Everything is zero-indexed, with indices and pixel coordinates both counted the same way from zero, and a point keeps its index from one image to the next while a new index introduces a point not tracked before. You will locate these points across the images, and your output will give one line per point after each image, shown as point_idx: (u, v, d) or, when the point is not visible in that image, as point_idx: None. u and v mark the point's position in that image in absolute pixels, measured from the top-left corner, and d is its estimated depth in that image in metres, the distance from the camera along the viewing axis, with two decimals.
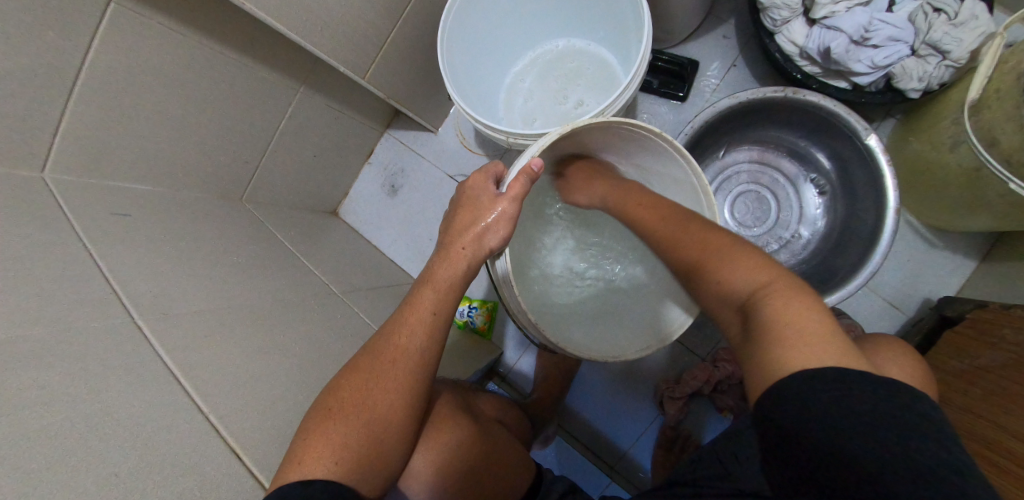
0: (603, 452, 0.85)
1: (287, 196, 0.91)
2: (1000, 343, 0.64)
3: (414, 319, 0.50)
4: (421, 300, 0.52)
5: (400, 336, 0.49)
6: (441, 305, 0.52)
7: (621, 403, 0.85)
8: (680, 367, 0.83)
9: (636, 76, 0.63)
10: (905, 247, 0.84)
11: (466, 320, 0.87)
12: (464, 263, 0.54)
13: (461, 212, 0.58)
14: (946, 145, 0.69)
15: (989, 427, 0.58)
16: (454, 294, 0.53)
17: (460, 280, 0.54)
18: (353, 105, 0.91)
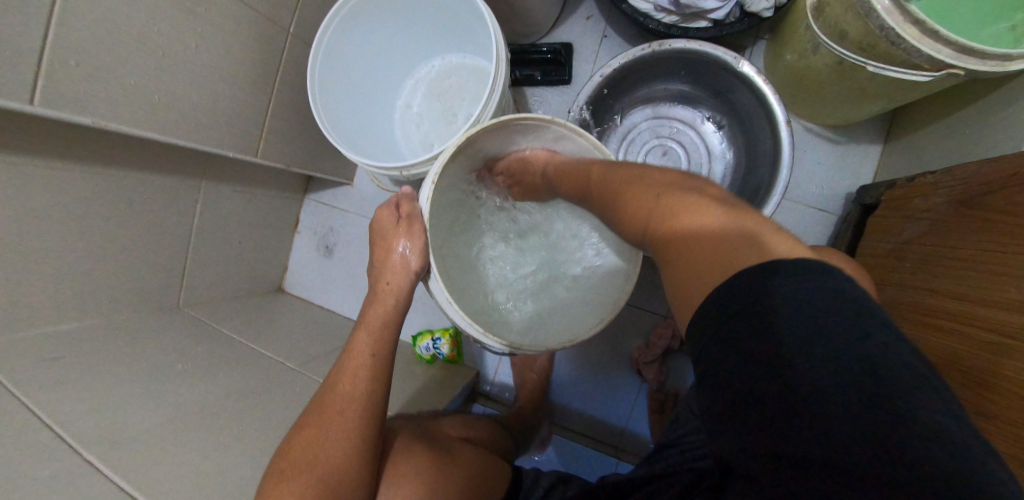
0: (601, 436, 0.85)
1: (226, 287, 0.92)
2: (914, 212, 0.67)
3: (353, 364, 0.51)
4: (356, 344, 0.53)
5: (342, 383, 0.50)
6: (379, 342, 0.53)
7: (604, 383, 0.86)
8: (645, 329, 0.84)
9: (501, 76, 0.65)
10: (814, 151, 0.87)
11: (433, 352, 0.87)
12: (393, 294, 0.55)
13: (377, 251, 0.57)
14: (809, 50, 0.73)
15: (929, 296, 0.60)
16: (388, 328, 0.54)
17: (396, 310, 0.55)
18: (263, 183, 0.93)
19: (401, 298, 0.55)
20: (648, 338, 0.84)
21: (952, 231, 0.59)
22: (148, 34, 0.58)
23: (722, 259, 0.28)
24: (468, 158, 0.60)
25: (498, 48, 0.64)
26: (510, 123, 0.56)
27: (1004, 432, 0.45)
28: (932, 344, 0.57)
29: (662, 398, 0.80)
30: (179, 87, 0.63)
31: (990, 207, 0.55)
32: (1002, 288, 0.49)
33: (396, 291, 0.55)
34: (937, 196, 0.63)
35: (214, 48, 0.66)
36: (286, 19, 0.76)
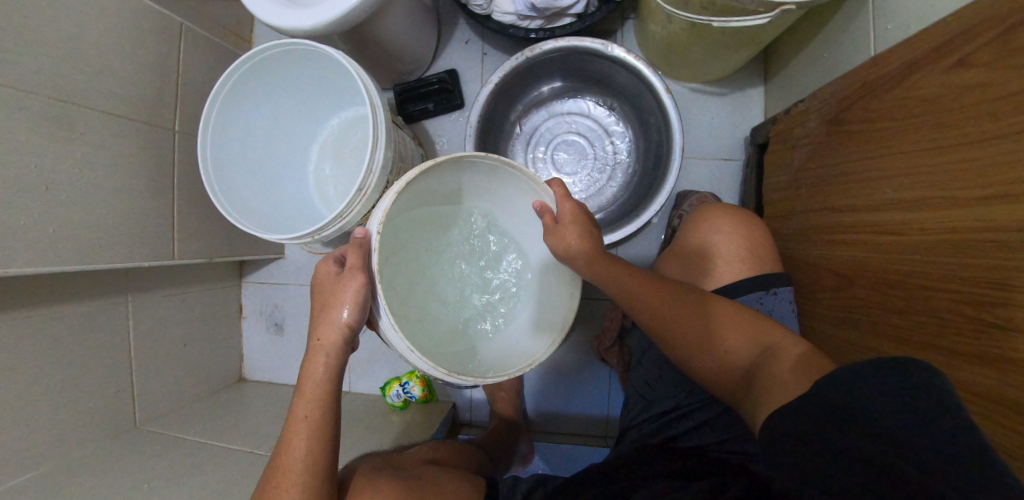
0: (587, 430, 0.88)
1: (183, 391, 0.90)
2: (799, 140, 0.71)
3: (299, 435, 0.50)
4: (298, 414, 0.51)
5: (287, 447, 0.50)
6: (324, 408, 0.51)
7: (577, 380, 0.88)
8: (599, 316, 0.87)
9: (381, 117, 0.66)
10: (705, 107, 0.91)
11: (404, 398, 0.86)
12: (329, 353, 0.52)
13: (317, 309, 0.53)
14: (666, 22, 0.77)
15: (827, 216, 0.63)
16: (332, 384, 0.52)
17: (337, 368, 0.53)
18: (194, 278, 0.92)
19: (341, 357, 0.53)
20: (603, 325, 0.87)
21: (828, 149, 0.64)
22: (26, 172, 0.58)
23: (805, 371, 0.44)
24: (411, 201, 0.60)
25: (369, 93, 0.66)
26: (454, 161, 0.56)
27: (910, 320, 0.49)
28: (835, 257, 0.61)
29: None
30: (75, 213, 0.63)
31: (853, 118, 0.60)
32: (879, 189, 0.54)
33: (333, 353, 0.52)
34: (811, 121, 0.68)
35: (99, 166, 0.67)
36: (169, 118, 0.78)
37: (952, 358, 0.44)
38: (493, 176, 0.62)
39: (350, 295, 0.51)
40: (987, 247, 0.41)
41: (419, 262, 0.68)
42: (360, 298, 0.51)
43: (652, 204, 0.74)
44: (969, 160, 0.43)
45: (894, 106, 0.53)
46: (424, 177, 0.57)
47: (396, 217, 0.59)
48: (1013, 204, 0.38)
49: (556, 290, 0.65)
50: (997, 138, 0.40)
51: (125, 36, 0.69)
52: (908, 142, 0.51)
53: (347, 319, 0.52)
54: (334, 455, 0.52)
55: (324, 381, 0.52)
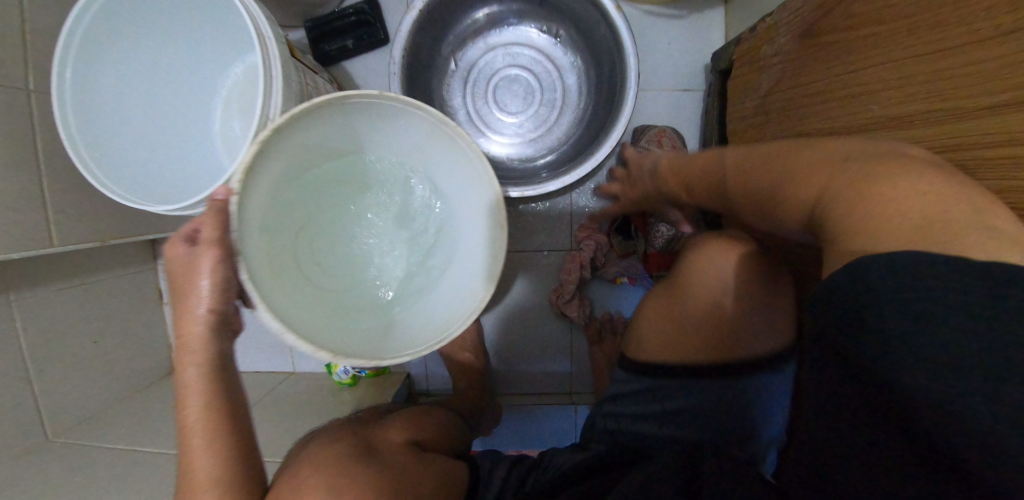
0: (553, 391, 0.85)
1: (101, 394, 0.80)
2: (764, 60, 0.63)
3: (190, 445, 0.43)
4: (186, 425, 0.43)
5: (186, 463, 0.43)
6: (212, 405, 0.43)
7: (538, 338, 0.84)
8: (556, 269, 0.82)
9: (274, 58, 0.54)
10: (663, 31, 0.81)
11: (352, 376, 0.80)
12: (200, 345, 0.43)
13: (175, 297, 0.44)
14: None
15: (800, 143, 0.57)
16: (216, 379, 0.44)
17: (215, 361, 0.44)
18: (93, 267, 0.79)
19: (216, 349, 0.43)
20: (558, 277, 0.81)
21: (802, 67, 0.56)
22: None
23: (908, 230, 0.25)
24: (289, 168, 0.49)
25: (256, 25, 0.53)
26: (331, 103, 0.45)
27: None
28: None
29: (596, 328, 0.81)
30: None
31: (830, 28, 0.51)
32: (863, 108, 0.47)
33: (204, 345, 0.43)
34: (780, 37, 0.60)
35: None
36: (18, 75, 0.60)
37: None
38: (417, 127, 0.52)
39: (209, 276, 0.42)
40: (983, 129, 0.36)
41: (320, 240, 0.56)
42: (223, 278, 0.42)
43: (606, 142, 0.65)
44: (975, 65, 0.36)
45: (879, 8, 0.45)
46: (325, 118, 0.46)
47: (270, 187, 0.48)
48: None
49: (486, 253, 0.54)
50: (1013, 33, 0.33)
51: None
52: (898, 50, 0.43)
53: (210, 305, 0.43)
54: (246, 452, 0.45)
55: (201, 377, 0.43)
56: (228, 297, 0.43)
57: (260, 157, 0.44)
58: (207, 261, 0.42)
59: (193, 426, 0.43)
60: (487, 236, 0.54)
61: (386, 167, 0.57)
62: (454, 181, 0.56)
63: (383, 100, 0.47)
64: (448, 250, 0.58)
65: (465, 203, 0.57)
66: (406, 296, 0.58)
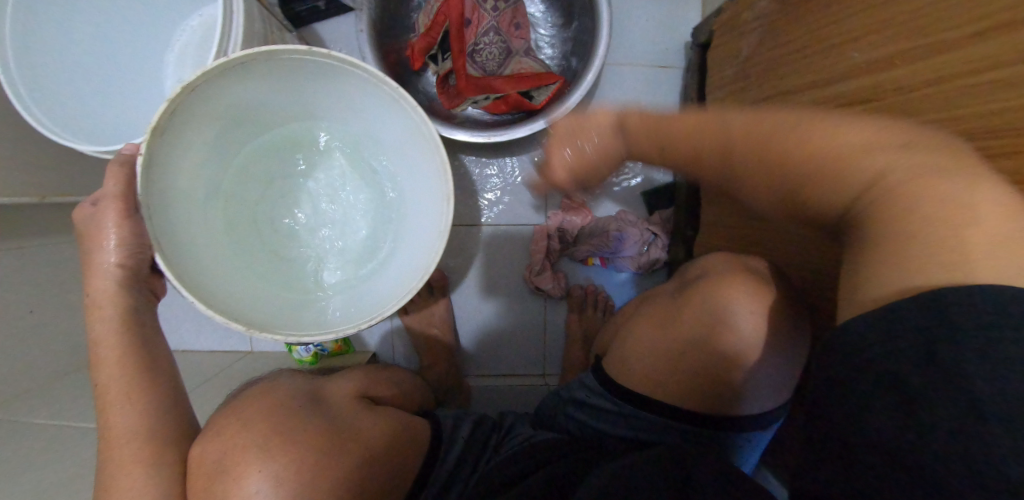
0: (522, 371, 0.89)
1: (31, 368, 0.71)
2: (742, 26, 0.63)
3: (110, 403, 0.43)
4: (103, 387, 0.44)
5: (108, 417, 0.44)
6: (124, 362, 0.45)
7: (508, 317, 0.88)
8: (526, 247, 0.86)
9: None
10: (643, 9, 0.82)
11: (315, 351, 0.80)
12: (107, 303, 0.45)
13: (85, 257, 0.45)
14: None
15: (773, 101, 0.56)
16: (129, 336, 0.45)
17: (127, 318, 0.45)
18: (36, 226, 0.72)
19: (122, 303, 0.45)
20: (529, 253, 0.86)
21: (781, 26, 0.55)
22: None
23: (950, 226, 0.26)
24: (230, 125, 0.53)
25: None
26: (260, 58, 0.46)
27: None
28: None
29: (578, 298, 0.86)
30: None
31: None
32: (846, 55, 0.46)
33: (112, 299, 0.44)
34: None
35: None
36: None
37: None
38: (340, 79, 0.52)
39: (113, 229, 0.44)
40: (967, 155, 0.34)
41: (273, 197, 0.62)
42: (127, 233, 0.45)
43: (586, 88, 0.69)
44: None
45: None
46: (245, 79, 0.48)
47: (210, 144, 0.52)
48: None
49: (427, 225, 0.56)
50: None
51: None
52: None
53: (114, 261, 0.45)
54: (171, 408, 0.46)
55: (113, 330, 0.45)
56: (134, 251, 0.45)
57: (187, 117, 0.46)
58: (110, 215, 0.44)
59: (103, 384, 0.44)
60: (428, 210, 0.56)
61: (339, 124, 0.60)
62: (398, 142, 0.58)
63: (315, 57, 0.47)
64: (396, 220, 0.62)
65: (412, 161, 0.58)
66: (355, 262, 0.62)
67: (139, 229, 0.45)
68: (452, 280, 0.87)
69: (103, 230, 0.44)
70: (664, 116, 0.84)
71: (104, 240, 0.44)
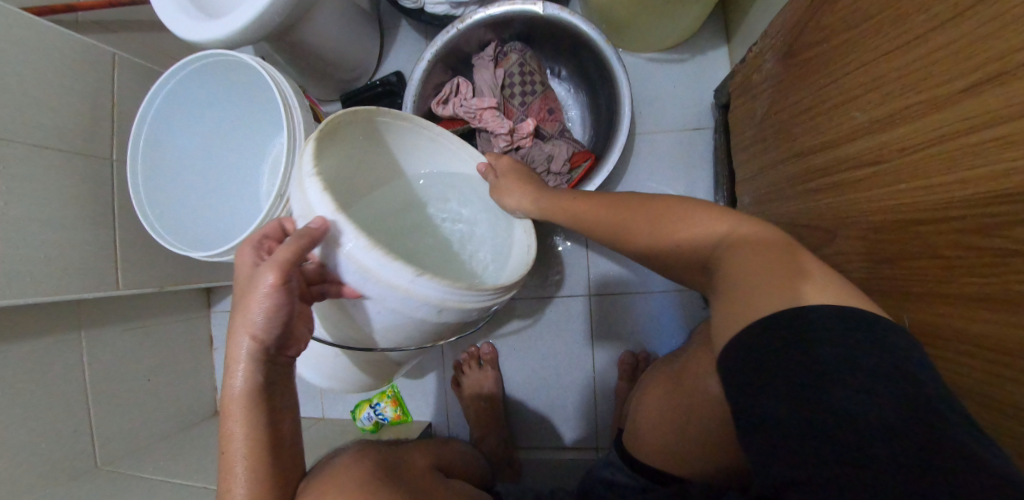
0: (573, 442, 0.89)
1: (150, 428, 0.87)
2: (754, 88, 0.63)
3: (229, 474, 0.43)
4: (230, 441, 0.43)
5: (229, 476, 0.43)
6: (247, 444, 0.43)
7: (554, 385, 0.90)
8: (568, 313, 0.89)
9: (292, 112, 0.63)
10: (665, 77, 0.84)
11: (377, 418, 0.92)
12: (237, 373, 0.43)
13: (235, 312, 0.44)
14: None
15: (789, 158, 0.55)
16: (261, 398, 0.43)
17: (261, 384, 0.44)
18: (161, 308, 0.91)
19: (262, 374, 0.44)
20: (572, 320, 0.89)
21: (790, 86, 0.54)
22: None
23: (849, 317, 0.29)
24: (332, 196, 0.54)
25: (283, 95, 0.63)
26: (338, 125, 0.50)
27: (916, 276, 0.37)
28: (803, 209, 0.52)
29: (635, 362, 0.85)
30: (13, 248, 0.62)
31: (807, 45, 0.51)
32: (848, 116, 0.44)
33: (246, 370, 0.43)
34: (766, 62, 0.59)
35: (23, 196, 0.63)
36: (104, 148, 0.74)
37: (975, 317, 0.32)
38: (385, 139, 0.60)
39: (272, 303, 0.42)
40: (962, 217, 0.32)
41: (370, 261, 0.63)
42: (281, 304, 0.43)
43: (609, 161, 0.74)
44: (958, 39, 0.33)
45: (846, 15, 0.44)
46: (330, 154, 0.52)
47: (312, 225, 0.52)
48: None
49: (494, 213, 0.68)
50: (980, 6, 0.31)
51: (44, 59, 0.65)
52: (871, 51, 0.41)
53: (253, 335, 0.43)
54: (277, 498, 0.45)
55: (241, 405, 0.43)
56: (283, 325, 0.44)
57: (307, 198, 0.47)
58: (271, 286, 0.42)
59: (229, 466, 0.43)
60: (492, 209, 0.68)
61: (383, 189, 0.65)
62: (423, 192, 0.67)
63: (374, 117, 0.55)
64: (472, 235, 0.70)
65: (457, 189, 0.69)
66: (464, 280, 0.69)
67: (289, 305, 0.43)
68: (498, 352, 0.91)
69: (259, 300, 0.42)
70: (699, 176, 0.83)
71: (257, 309, 0.42)
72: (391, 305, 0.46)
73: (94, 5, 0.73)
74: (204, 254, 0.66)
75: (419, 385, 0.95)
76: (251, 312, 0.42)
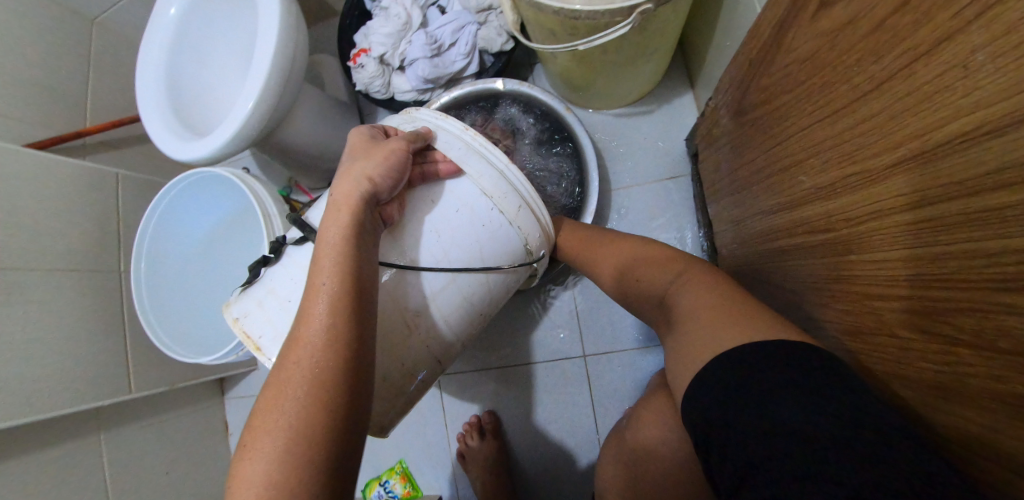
0: None
1: None
2: (717, 137, 0.62)
3: (315, 301, 0.37)
4: (316, 272, 0.39)
5: (309, 308, 0.37)
6: (341, 272, 0.38)
7: (560, 446, 0.87)
8: (567, 372, 0.88)
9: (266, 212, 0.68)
10: (637, 129, 0.85)
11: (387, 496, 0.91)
12: (347, 207, 0.41)
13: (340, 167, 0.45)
14: (547, 55, 0.70)
15: (759, 218, 0.53)
16: (360, 232, 0.40)
17: (356, 221, 0.40)
18: (176, 401, 0.94)
19: (363, 208, 0.41)
20: (570, 377, 0.88)
21: (745, 143, 0.53)
22: None
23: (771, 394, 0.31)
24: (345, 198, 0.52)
25: (262, 204, 0.67)
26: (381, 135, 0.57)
27: (877, 352, 0.35)
28: (778, 268, 0.50)
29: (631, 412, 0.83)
30: (33, 367, 0.66)
31: (754, 105, 0.50)
32: (799, 179, 0.43)
33: (349, 201, 0.41)
34: (722, 118, 0.59)
35: (43, 317, 0.69)
36: (113, 261, 0.81)
37: (942, 408, 0.30)
38: None
39: (396, 152, 0.44)
40: (910, 293, 0.30)
41: None
42: (390, 154, 0.43)
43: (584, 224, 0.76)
44: (877, 112, 0.32)
45: (780, 79, 0.44)
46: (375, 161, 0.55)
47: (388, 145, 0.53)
48: (953, 155, 0.25)
49: None
50: (890, 81, 0.30)
51: (54, 190, 0.73)
52: (807, 115, 0.40)
53: (368, 175, 0.42)
54: (359, 345, 0.37)
55: (346, 237, 0.39)
56: (390, 175, 0.43)
57: (412, 117, 0.53)
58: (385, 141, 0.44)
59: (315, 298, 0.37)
60: None
61: None
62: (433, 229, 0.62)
63: None
64: None
65: None
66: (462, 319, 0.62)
67: (405, 165, 0.44)
68: (501, 418, 0.90)
69: (382, 149, 0.44)
70: (684, 223, 0.82)
71: (376, 154, 0.43)
72: (484, 184, 0.48)
73: (99, 129, 0.82)
74: (212, 358, 0.68)
75: (428, 458, 0.93)
76: (370, 158, 0.43)
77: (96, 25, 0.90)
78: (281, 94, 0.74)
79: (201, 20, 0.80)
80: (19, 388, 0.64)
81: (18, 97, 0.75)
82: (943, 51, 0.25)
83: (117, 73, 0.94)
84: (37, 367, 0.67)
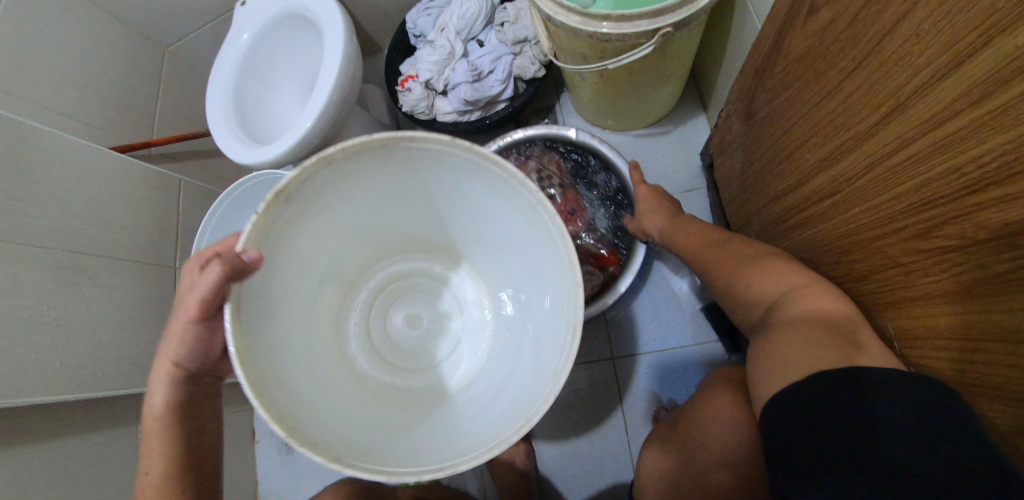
0: None
1: None
2: (728, 143, 0.71)
3: (150, 452, 0.45)
4: (151, 421, 0.46)
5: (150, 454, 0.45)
6: (169, 433, 0.45)
7: (587, 449, 0.88)
8: (594, 374, 0.91)
9: None
10: (654, 146, 0.94)
11: None
12: (159, 384, 0.46)
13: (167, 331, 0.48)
14: (577, 79, 0.80)
15: (773, 204, 0.60)
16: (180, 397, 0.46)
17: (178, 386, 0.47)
18: None
19: (173, 391, 0.46)
20: (601, 378, 0.91)
21: (755, 140, 0.62)
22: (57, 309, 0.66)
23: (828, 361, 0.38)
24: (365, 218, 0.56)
25: None
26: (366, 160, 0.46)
27: (886, 284, 0.41)
28: (794, 242, 0.56)
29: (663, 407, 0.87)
30: (92, 346, 0.70)
31: (761, 106, 0.59)
32: (804, 157, 0.50)
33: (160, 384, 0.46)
34: (733, 125, 0.68)
35: (104, 300, 0.74)
36: (168, 257, 0.87)
37: (939, 314, 0.35)
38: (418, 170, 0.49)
39: (181, 334, 0.44)
40: (907, 224, 0.36)
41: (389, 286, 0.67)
42: (187, 339, 0.45)
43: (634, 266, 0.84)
44: (863, 84, 0.39)
45: (781, 79, 0.53)
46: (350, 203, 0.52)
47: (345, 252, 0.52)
48: (927, 102, 0.32)
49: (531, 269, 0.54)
50: (867, 58, 0.38)
51: (126, 188, 0.81)
52: (808, 102, 0.48)
53: (170, 360, 0.46)
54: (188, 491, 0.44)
55: (160, 414, 0.46)
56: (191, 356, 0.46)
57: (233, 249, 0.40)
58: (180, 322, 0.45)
59: (150, 462, 0.45)
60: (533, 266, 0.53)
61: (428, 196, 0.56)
62: (501, 209, 0.51)
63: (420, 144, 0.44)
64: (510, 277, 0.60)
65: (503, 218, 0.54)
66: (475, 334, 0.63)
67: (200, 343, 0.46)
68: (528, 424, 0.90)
69: (171, 337, 0.45)
70: None
71: (172, 342, 0.45)
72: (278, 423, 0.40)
73: (165, 141, 0.91)
74: None
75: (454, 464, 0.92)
76: (169, 342, 0.45)
77: (168, 53, 1.03)
78: (340, 108, 0.84)
79: (269, 44, 0.91)
80: (76, 366, 0.67)
81: (103, 108, 0.85)
82: (900, 28, 0.34)
83: (182, 96, 1.05)
84: (94, 348, 0.71)
